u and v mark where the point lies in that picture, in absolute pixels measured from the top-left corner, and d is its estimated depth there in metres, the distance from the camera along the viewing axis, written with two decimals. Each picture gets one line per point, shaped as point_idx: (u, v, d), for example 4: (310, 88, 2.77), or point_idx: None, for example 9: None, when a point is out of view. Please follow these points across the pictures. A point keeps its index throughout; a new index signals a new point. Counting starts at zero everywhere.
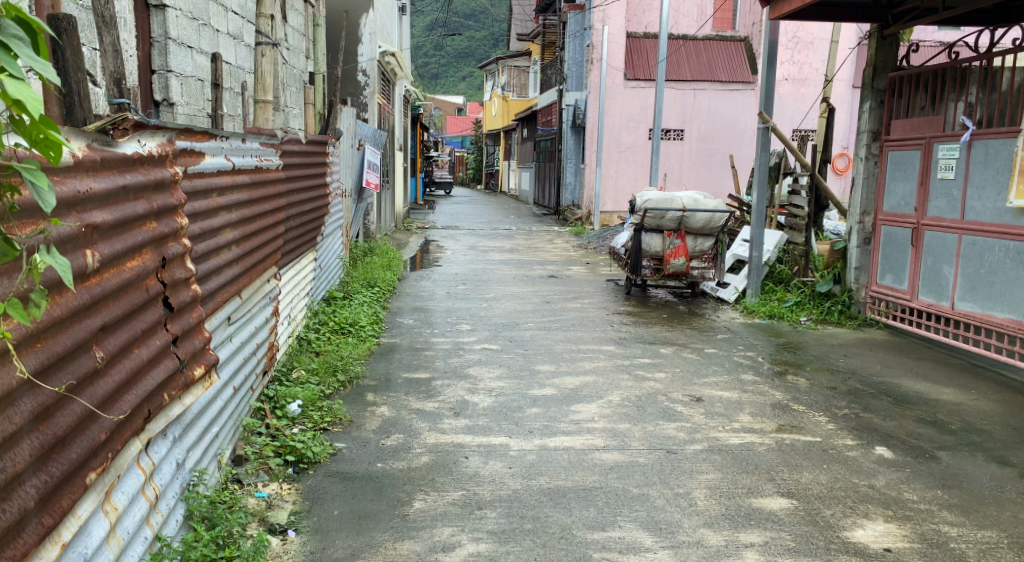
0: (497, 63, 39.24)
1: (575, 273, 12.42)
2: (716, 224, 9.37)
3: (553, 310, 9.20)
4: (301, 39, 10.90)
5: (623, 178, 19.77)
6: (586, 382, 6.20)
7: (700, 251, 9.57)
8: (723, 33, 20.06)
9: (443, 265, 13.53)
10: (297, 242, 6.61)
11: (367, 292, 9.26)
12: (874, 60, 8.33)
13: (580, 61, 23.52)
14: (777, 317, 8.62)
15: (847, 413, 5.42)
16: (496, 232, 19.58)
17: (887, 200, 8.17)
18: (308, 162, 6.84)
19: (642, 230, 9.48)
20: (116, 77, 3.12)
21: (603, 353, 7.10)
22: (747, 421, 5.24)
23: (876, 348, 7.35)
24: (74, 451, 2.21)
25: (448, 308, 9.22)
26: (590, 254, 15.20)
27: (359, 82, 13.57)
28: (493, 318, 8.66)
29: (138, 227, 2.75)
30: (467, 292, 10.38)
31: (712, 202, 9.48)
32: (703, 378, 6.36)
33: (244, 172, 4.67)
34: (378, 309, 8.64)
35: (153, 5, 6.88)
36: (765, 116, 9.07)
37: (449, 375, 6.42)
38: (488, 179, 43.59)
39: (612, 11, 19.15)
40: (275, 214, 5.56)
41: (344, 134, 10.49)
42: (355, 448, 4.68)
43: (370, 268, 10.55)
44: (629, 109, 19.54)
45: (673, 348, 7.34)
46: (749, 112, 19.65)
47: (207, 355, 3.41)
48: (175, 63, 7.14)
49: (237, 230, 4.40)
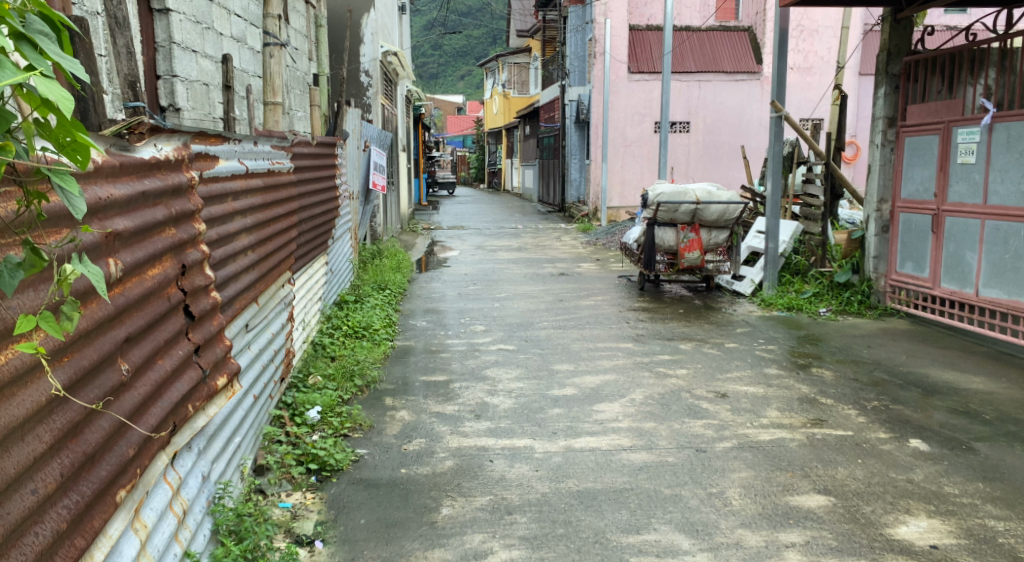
0: (497, 61, 39.16)
1: (586, 270, 12.32)
2: (731, 216, 9.26)
3: (567, 307, 9.10)
4: (305, 41, 10.83)
5: (630, 173, 19.66)
6: (606, 381, 6.10)
7: (714, 244, 9.49)
8: (726, 24, 19.91)
9: (452, 266, 13.43)
10: (308, 245, 6.51)
11: (379, 294, 9.18)
12: (888, 45, 8.20)
13: (582, 57, 23.43)
14: (796, 309, 8.50)
15: (876, 405, 5.31)
16: (503, 231, 19.48)
17: (905, 186, 8.05)
18: (317, 164, 6.72)
19: (655, 224, 9.39)
20: (129, 80, 3.03)
21: (621, 350, 7.00)
22: (775, 416, 5.14)
23: (899, 338, 7.22)
24: (103, 468, 2.12)
25: (461, 309, 9.13)
26: (599, 250, 15.10)
27: (363, 83, 13.48)
28: (507, 318, 8.57)
29: (158, 234, 2.65)
30: (479, 293, 10.29)
31: (726, 194, 9.34)
32: (726, 373, 6.25)
33: (257, 175, 4.57)
34: (391, 312, 8.55)
35: (157, 10, 6.82)
36: (777, 105, 8.95)
37: (468, 377, 6.33)
38: (492, 178, 43.55)
39: (614, 5, 19.01)
40: (288, 218, 5.46)
41: (351, 136, 10.40)
42: (378, 454, 4.59)
43: (380, 271, 10.47)
44: (634, 104, 19.41)
45: (691, 343, 7.24)
46: (754, 103, 19.53)
47: (230, 363, 3.31)
48: (180, 68, 7.07)
49: (252, 235, 4.32)
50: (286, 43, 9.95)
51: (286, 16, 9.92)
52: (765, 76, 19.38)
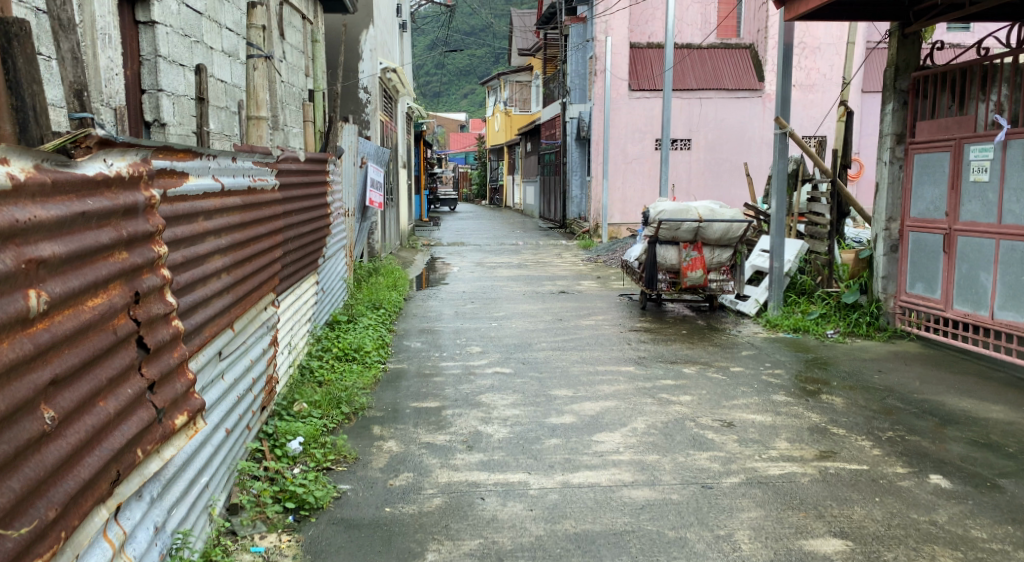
0: (498, 78, 39.09)
1: (586, 288, 12.03)
2: (735, 234, 8.95)
3: (566, 328, 8.81)
4: (300, 56, 10.62)
5: (632, 190, 19.42)
6: (607, 408, 5.81)
7: (717, 263, 9.18)
8: (727, 41, 19.76)
9: (451, 284, 13.16)
10: (296, 265, 6.23)
11: (372, 313, 8.91)
12: (896, 60, 7.95)
13: (583, 73, 23.30)
14: (803, 331, 8.23)
15: (891, 436, 5.02)
16: (503, 248, 19.21)
17: (914, 205, 7.79)
18: (306, 181, 6.47)
19: (657, 242, 9.13)
20: (76, 89, 2.80)
21: (622, 375, 6.70)
22: (784, 448, 4.85)
23: (911, 362, 6.93)
24: (13, 537, 1.85)
25: (457, 329, 8.85)
26: (600, 267, 14.83)
27: (360, 99, 13.26)
28: (505, 339, 8.29)
29: (102, 260, 2.39)
30: (475, 312, 10.00)
31: (730, 212, 9.09)
32: (732, 400, 5.96)
33: (235, 194, 4.31)
34: (384, 333, 8.27)
35: (142, 22, 6.58)
36: (782, 121, 8.69)
37: (461, 403, 6.03)
38: (493, 194, 43.37)
39: (614, 22, 18.86)
40: (272, 238, 5.18)
41: (346, 152, 10.14)
42: (361, 491, 4.31)
43: (375, 289, 10.19)
44: (635, 120, 19.19)
45: (696, 367, 6.95)
46: (757, 119, 19.30)
47: (193, 399, 3.04)
48: (165, 83, 6.81)
49: (228, 257, 4.05)
50: (280, 59, 9.73)
51: (280, 31, 9.70)
52: (767, 92, 19.15)
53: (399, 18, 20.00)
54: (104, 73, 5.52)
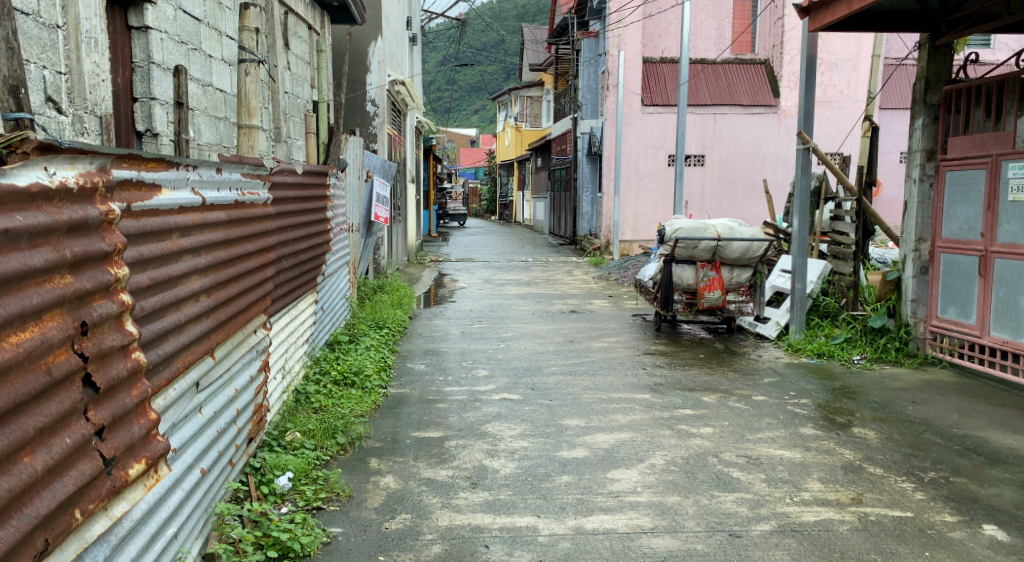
0: (510, 93, 38.88)
1: (598, 308, 11.63)
2: (755, 254, 8.59)
3: (577, 350, 8.41)
4: (305, 67, 10.30)
5: (644, 206, 19.05)
6: (622, 441, 5.41)
7: (737, 283, 8.82)
8: (742, 56, 19.39)
9: (458, 301, 12.80)
10: (292, 283, 5.86)
11: (375, 333, 8.53)
12: (926, 73, 7.54)
13: (595, 88, 23.00)
14: (827, 356, 7.82)
15: (934, 477, 4.60)
16: (512, 264, 18.84)
17: (946, 225, 7.38)
18: (304, 195, 6.10)
19: (673, 261, 8.73)
20: (11, 84, 2.78)
21: (637, 403, 6.30)
22: (817, 490, 4.45)
23: (945, 392, 6.51)
24: None
25: (463, 351, 8.45)
26: (611, 285, 14.44)
27: (368, 112, 12.94)
28: (513, 362, 7.89)
29: (32, 286, 2.08)
30: (483, 331, 9.62)
31: (749, 230, 8.72)
32: (757, 433, 5.55)
33: (220, 209, 3.95)
34: (386, 355, 7.88)
35: (135, 27, 6.26)
36: (805, 136, 8.31)
37: (465, 433, 5.63)
38: (502, 210, 43.10)
39: (627, 36, 18.54)
40: (263, 255, 4.81)
41: (351, 165, 9.76)
42: (353, 535, 3.92)
43: (378, 307, 9.82)
44: (648, 136, 18.84)
45: (716, 395, 6.54)
46: (771, 136, 18.92)
47: (157, 442, 2.68)
48: (159, 91, 6.46)
49: (208, 277, 3.69)
50: (285, 69, 9.43)
51: (285, 41, 9.39)
52: (782, 108, 18.80)
53: (410, 31, 19.75)
54: (88, 79, 5.18)
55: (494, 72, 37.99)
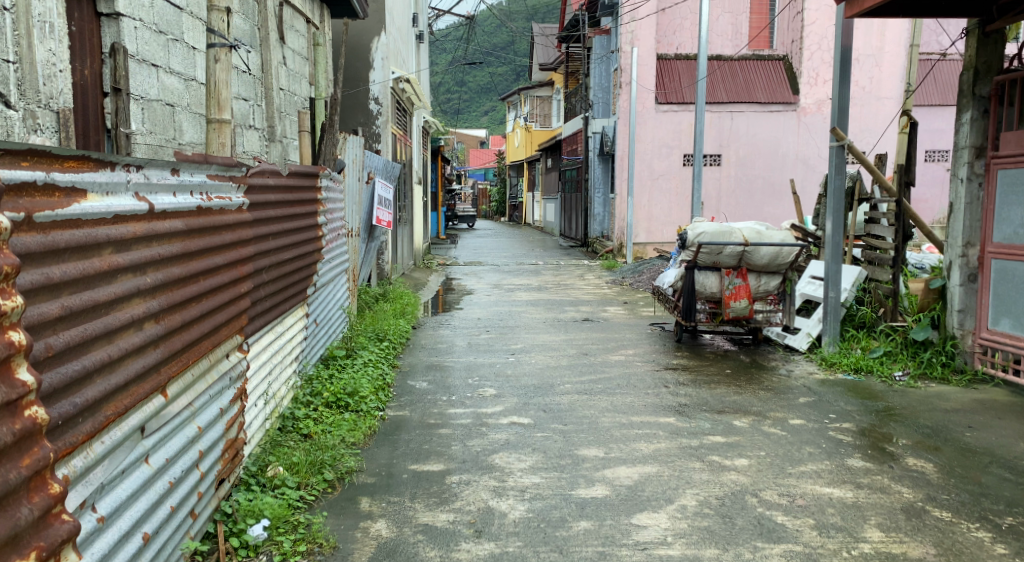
0: (520, 93, 38.32)
1: (612, 315, 11.01)
2: (785, 260, 7.96)
3: (592, 364, 7.80)
4: (303, 63, 9.72)
5: (658, 208, 18.42)
6: (646, 476, 4.80)
7: (764, 291, 8.20)
8: (760, 52, 18.73)
9: (466, 308, 12.20)
10: (278, 296, 5.26)
11: (375, 346, 7.92)
12: (975, 62, 6.89)
13: (606, 86, 22.40)
14: (866, 372, 7.19)
15: (1012, 525, 3.98)
16: (522, 268, 18.22)
17: (997, 229, 6.73)
18: (290, 199, 5.50)
19: (695, 268, 8.11)
20: None
21: (660, 430, 5.68)
22: (878, 540, 3.83)
23: (1003, 415, 5.86)
24: None
25: (468, 366, 7.83)
26: (626, 291, 13.81)
27: (370, 111, 12.34)
28: (523, 379, 7.27)
29: None
30: (490, 343, 9.00)
31: (778, 233, 8.11)
32: (799, 466, 4.92)
33: (177, 217, 3.37)
34: (386, 371, 7.25)
35: (104, 14, 5.67)
36: (839, 132, 7.72)
37: (469, 466, 5.01)
38: (512, 212, 42.47)
39: (640, 32, 17.95)
40: (238, 268, 4.23)
41: (350, 166, 9.11)
42: None
43: (379, 317, 9.22)
44: (662, 135, 18.21)
45: (748, 419, 5.93)
46: (790, 135, 18.26)
47: (56, 525, 2.20)
48: (132, 84, 5.89)
49: (160, 299, 3.12)
50: (281, 64, 8.88)
51: (281, 35, 8.83)
52: (801, 106, 18.15)
53: (417, 28, 19.21)
54: (41, 68, 4.65)
55: (503, 71, 37.45)
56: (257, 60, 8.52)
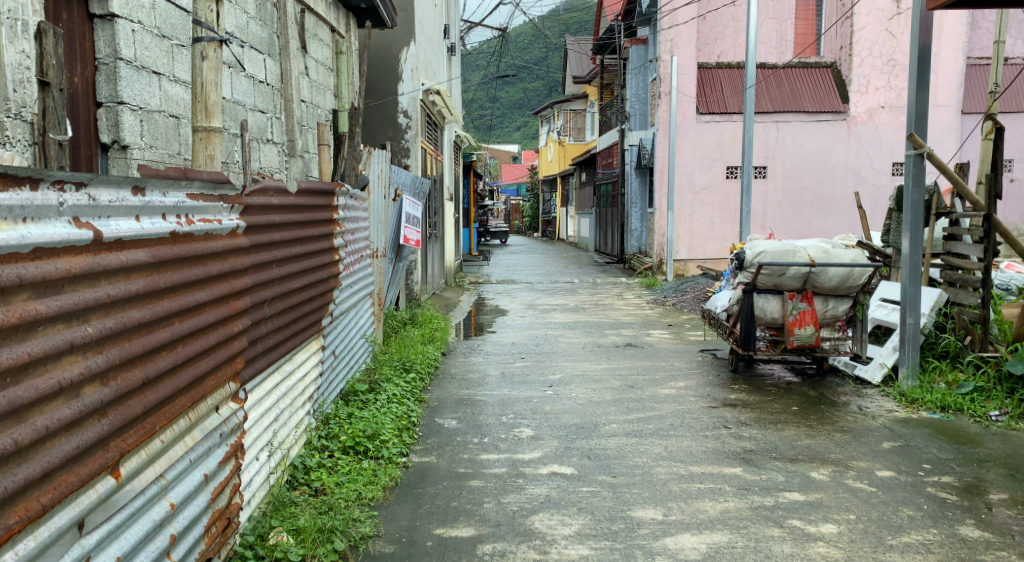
0: (553, 107, 37.68)
1: (657, 340, 10.19)
2: (856, 282, 7.23)
3: (642, 399, 7.04)
4: (328, 74, 9.05)
5: (699, 223, 17.60)
6: (714, 547, 4.02)
7: (832, 317, 7.45)
8: (807, 60, 17.89)
9: (500, 331, 11.46)
10: (289, 331, 4.54)
11: (400, 377, 7.19)
12: None
13: (644, 98, 21.69)
14: (954, 411, 6.49)
15: None
16: (558, 286, 17.47)
17: None
18: (303, 218, 4.78)
19: (754, 291, 7.41)
20: None
21: (726, 484, 4.89)
22: None
23: None
24: None
25: (502, 400, 7.07)
26: (670, 312, 12.97)
27: (400, 124, 11.63)
28: (563, 417, 6.50)
29: None
30: (526, 372, 8.25)
31: (847, 252, 7.37)
32: (901, 535, 4.12)
33: (144, 247, 2.68)
34: (412, 408, 6.51)
35: (97, 15, 4.86)
36: (918, 139, 6.99)
37: (504, 532, 4.25)
38: (546, 227, 41.71)
39: (681, 39, 17.22)
40: (233, 304, 3.52)
41: (375, 182, 8.40)
42: None
43: (406, 344, 8.52)
44: (704, 147, 17.42)
45: (827, 470, 5.14)
46: (840, 145, 17.37)
47: None
48: (131, 93, 5.06)
49: (113, 353, 2.45)
50: (302, 73, 8.23)
51: (303, 44, 8.20)
52: (852, 115, 17.27)
53: (448, 40, 18.59)
54: (11, 73, 4.00)
55: (537, 85, 36.84)
56: (276, 69, 7.70)
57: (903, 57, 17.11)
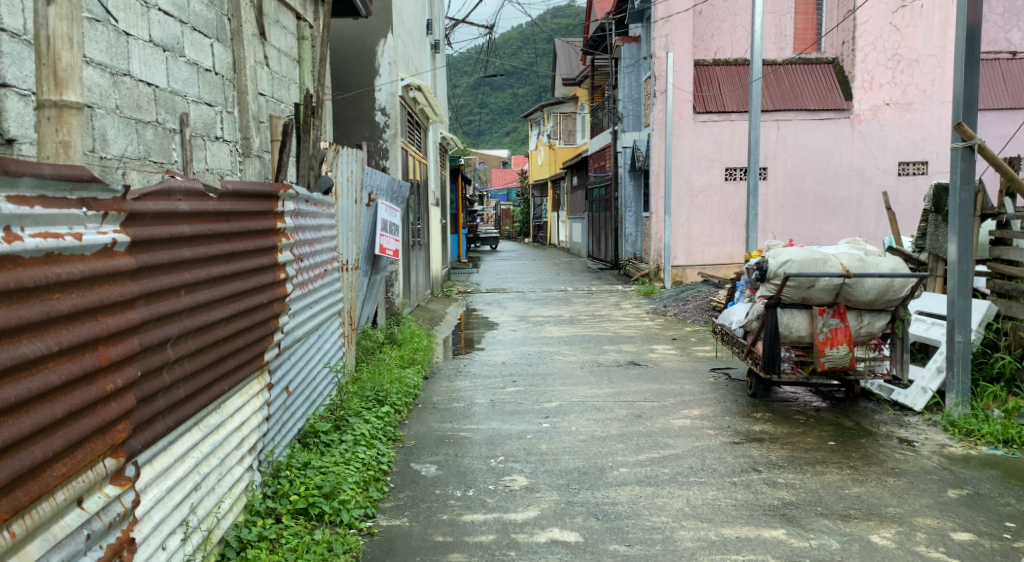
0: (542, 109, 36.76)
1: (662, 358, 9.21)
2: (896, 294, 6.31)
3: (652, 433, 6.07)
4: (292, 66, 8.01)
5: (698, 227, 16.66)
6: None
7: (867, 334, 6.49)
8: (807, 55, 17.02)
9: (489, 347, 10.46)
10: (214, 374, 3.52)
11: (371, 411, 6.21)
12: None
13: (637, 97, 20.78)
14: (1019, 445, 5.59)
15: None
16: (551, 296, 16.49)
17: None
18: (233, 230, 3.73)
19: (779, 307, 6.45)
20: None
21: (768, 554, 3.93)
22: None
23: None
24: None
25: (490, 436, 6.08)
26: (673, 323, 12.00)
27: (377, 123, 10.64)
28: (561, 458, 5.51)
29: None
30: (518, 400, 7.26)
31: (885, 261, 6.43)
32: None
33: None
34: (383, 451, 5.52)
35: None
36: (967, 130, 6.07)
37: None
38: (537, 232, 40.73)
39: (676, 35, 16.32)
40: (108, 352, 2.53)
41: (345, 185, 7.39)
42: None
43: (381, 368, 7.54)
44: (702, 147, 16.49)
45: (890, 532, 4.19)
46: (845, 144, 16.47)
47: None
48: (18, 73, 3.76)
49: None
50: (260, 61, 7.19)
51: (262, 31, 7.20)
52: (856, 113, 16.37)
53: (432, 36, 17.57)
54: None
55: (526, 88, 35.96)
56: (228, 57, 6.58)
57: (908, 51, 16.24)
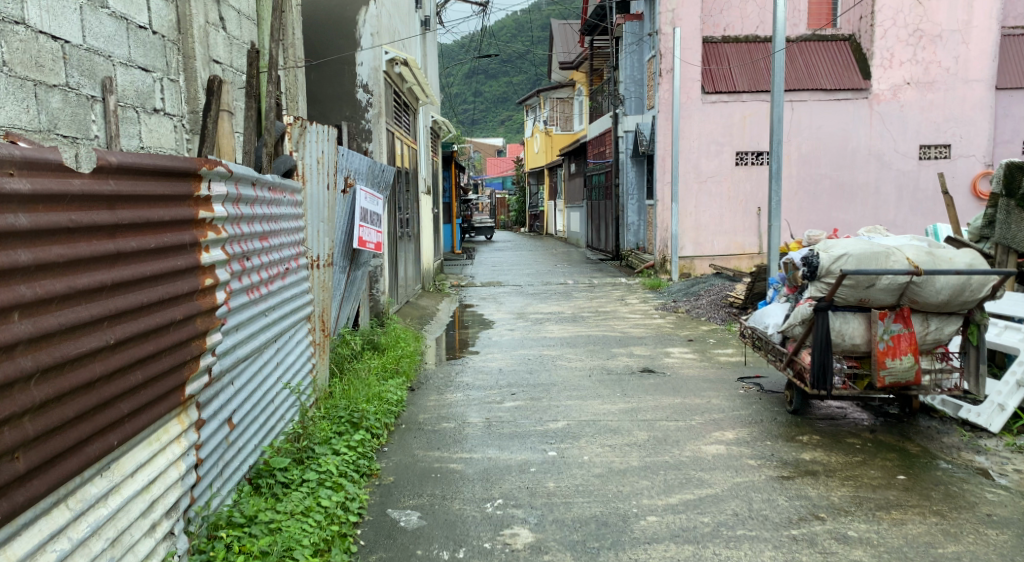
0: (538, 95, 35.58)
1: (679, 363, 8.14)
2: (973, 295, 5.27)
3: (681, 465, 5.01)
4: (255, 30, 6.86)
5: (707, 215, 15.60)
6: None
7: (934, 342, 5.45)
8: (821, 32, 15.94)
9: (485, 350, 9.39)
10: (93, 425, 2.61)
11: (343, 438, 5.16)
12: None
13: (639, 79, 19.67)
14: None
15: None
16: (551, 290, 15.42)
17: None
18: (124, 225, 2.77)
19: (829, 310, 5.40)
20: None
21: None
22: None
23: None
24: None
25: (485, 470, 5.01)
26: (685, 322, 10.95)
27: (358, 101, 9.54)
28: (573, 502, 4.45)
29: None
30: (517, 418, 6.20)
31: (959, 255, 5.38)
32: None
33: None
34: (354, 493, 4.46)
35: None
36: None
37: None
38: (534, 222, 39.64)
39: (683, 10, 15.19)
40: None
41: (315, 166, 6.30)
42: None
43: (358, 381, 6.47)
44: (711, 130, 15.40)
45: None
46: (863, 127, 15.41)
47: None
48: None
49: None
50: (212, 22, 6.08)
51: None
52: (874, 93, 15.29)
53: (421, 13, 16.40)
54: None
55: (521, 74, 34.79)
56: (172, 14, 5.46)
57: (930, 27, 15.07)
